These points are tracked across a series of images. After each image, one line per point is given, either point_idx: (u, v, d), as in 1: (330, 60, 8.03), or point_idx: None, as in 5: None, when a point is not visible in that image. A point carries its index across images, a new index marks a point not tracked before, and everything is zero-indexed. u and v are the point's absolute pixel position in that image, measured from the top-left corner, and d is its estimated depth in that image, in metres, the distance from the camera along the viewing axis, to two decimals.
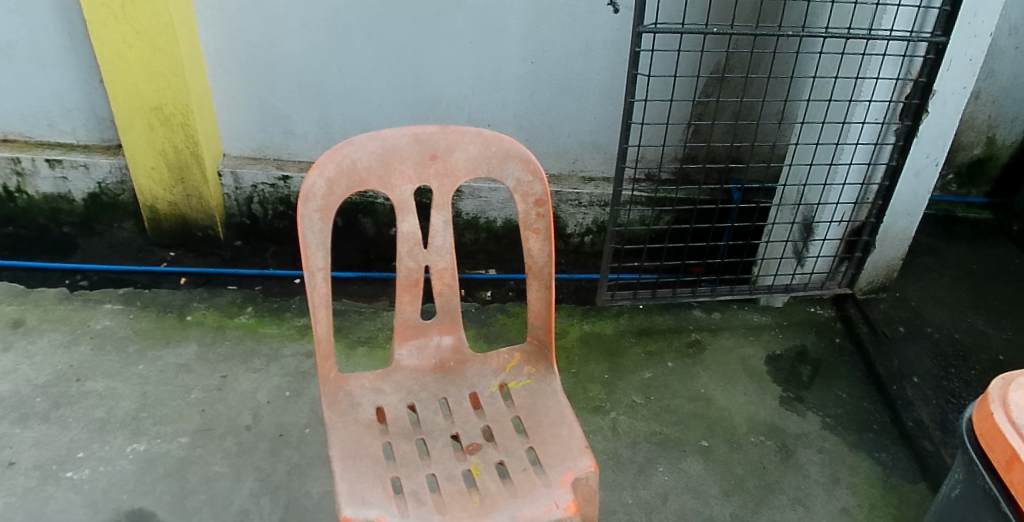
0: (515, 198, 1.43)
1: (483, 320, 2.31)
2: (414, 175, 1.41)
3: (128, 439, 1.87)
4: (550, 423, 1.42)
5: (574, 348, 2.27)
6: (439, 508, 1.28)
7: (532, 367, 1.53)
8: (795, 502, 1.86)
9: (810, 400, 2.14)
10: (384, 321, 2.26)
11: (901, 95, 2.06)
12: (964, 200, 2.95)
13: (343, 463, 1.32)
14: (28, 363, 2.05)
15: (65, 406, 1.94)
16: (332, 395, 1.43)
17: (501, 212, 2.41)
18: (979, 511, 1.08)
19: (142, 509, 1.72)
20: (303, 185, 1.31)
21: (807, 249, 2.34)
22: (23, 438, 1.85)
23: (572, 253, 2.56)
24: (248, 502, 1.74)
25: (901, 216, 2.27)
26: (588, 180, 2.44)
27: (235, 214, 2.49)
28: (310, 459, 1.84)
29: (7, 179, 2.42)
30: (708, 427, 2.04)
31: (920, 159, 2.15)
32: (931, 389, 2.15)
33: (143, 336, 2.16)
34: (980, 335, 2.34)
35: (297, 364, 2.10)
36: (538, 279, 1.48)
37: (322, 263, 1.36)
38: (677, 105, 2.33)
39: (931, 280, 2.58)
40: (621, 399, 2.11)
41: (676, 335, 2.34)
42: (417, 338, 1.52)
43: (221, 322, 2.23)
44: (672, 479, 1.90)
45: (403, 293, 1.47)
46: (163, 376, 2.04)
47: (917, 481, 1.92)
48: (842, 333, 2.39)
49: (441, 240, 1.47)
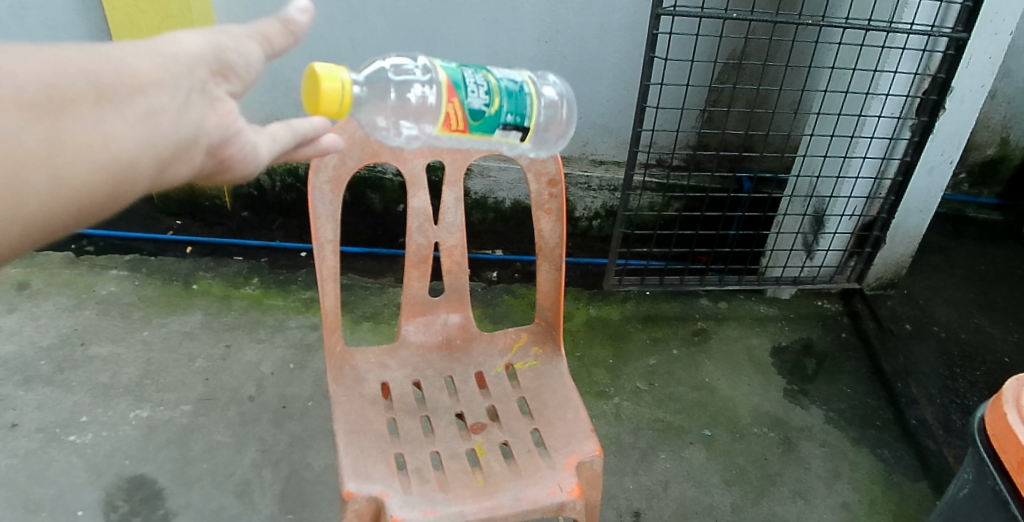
0: (528, 177, 1.41)
1: (489, 300, 2.30)
2: (426, 150, 1.39)
3: (131, 405, 1.86)
4: (555, 406, 1.41)
5: (580, 332, 2.26)
6: (442, 486, 1.26)
7: (538, 348, 1.52)
8: (796, 495, 1.85)
9: (815, 393, 2.13)
10: (390, 297, 2.25)
11: (918, 90, 2.02)
12: (975, 200, 2.92)
13: (346, 437, 1.30)
14: (33, 325, 2.04)
15: (69, 370, 1.93)
16: (337, 369, 1.42)
17: (511, 193, 2.38)
18: (987, 512, 1.06)
19: (143, 476, 1.71)
20: (315, 155, 1.29)
21: (817, 241, 2.32)
22: (27, 401, 1.84)
23: (579, 236, 2.55)
24: (249, 473, 1.74)
25: (913, 213, 2.26)
26: (599, 163, 2.41)
27: (243, 184, 2.47)
28: (312, 432, 1.84)
29: None
30: (712, 416, 2.03)
31: (934, 156, 2.14)
32: (935, 388, 2.14)
33: (148, 303, 2.16)
34: (986, 336, 2.33)
35: (301, 336, 2.10)
36: (548, 260, 1.47)
37: (332, 235, 1.34)
38: (692, 91, 2.30)
39: (939, 279, 2.56)
40: (625, 384, 2.10)
41: (683, 323, 2.33)
42: (424, 315, 1.51)
43: (226, 292, 2.23)
44: (673, 466, 1.89)
45: (411, 269, 1.46)
46: (167, 343, 2.03)
47: (919, 479, 1.91)
48: (848, 328, 2.37)
49: (451, 217, 1.46)
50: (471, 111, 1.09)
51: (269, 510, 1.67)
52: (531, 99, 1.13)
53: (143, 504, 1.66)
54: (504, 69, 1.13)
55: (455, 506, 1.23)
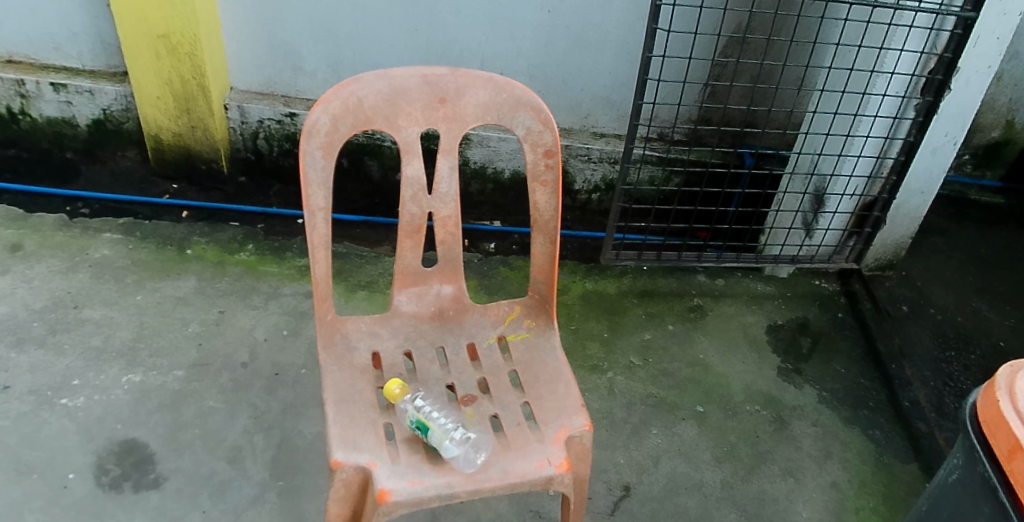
0: (524, 147, 1.39)
1: (485, 271, 2.29)
2: (421, 118, 1.37)
3: (124, 370, 1.86)
4: (546, 380, 1.40)
5: (575, 306, 2.25)
6: (431, 457, 1.26)
7: (531, 321, 1.52)
8: (786, 473, 1.86)
9: (809, 373, 2.12)
10: (386, 266, 2.24)
11: (924, 69, 1.99)
12: (977, 182, 2.90)
13: (336, 406, 1.30)
14: (26, 287, 2.03)
15: (62, 333, 1.92)
16: (328, 337, 1.41)
17: (509, 163, 2.36)
18: (975, 498, 1.07)
19: (135, 440, 1.72)
20: (307, 121, 1.27)
21: (817, 220, 2.30)
22: (19, 363, 1.84)
23: (578, 209, 2.53)
24: (241, 439, 1.75)
25: (913, 194, 2.23)
26: (599, 135, 2.40)
27: (240, 149, 2.44)
28: (305, 400, 1.85)
29: (11, 100, 2.37)
30: (705, 393, 2.03)
31: (938, 137, 2.10)
32: (929, 371, 2.14)
33: (142, 267, 2.15)
34: (982, 320, 2.32)
35: (295, 304, 2.09)
36: (542, 233, 1.45)
37: (323, 203, 1.33)
38: (695, 65, 2.27)
39: (939, 262, 2.54)
40: (619, 359, 2.10)
41: (679, 299, 2.32)
42: (417, 285, 1.50)
43: (221, 258, 2.22)
44: (665, 442, 1.90)
45: (404, 239, 1.44)
46: (160, 308, 2.03)
47: (909, 461, 1.92)
48: (844, 308, 2.36)
49: (445, 186, 1.44)
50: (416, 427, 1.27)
51: (260, 476, 1.68)
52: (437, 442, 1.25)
53: (134, 468, 1.67)
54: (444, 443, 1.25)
55: (443, 477, 1.23)
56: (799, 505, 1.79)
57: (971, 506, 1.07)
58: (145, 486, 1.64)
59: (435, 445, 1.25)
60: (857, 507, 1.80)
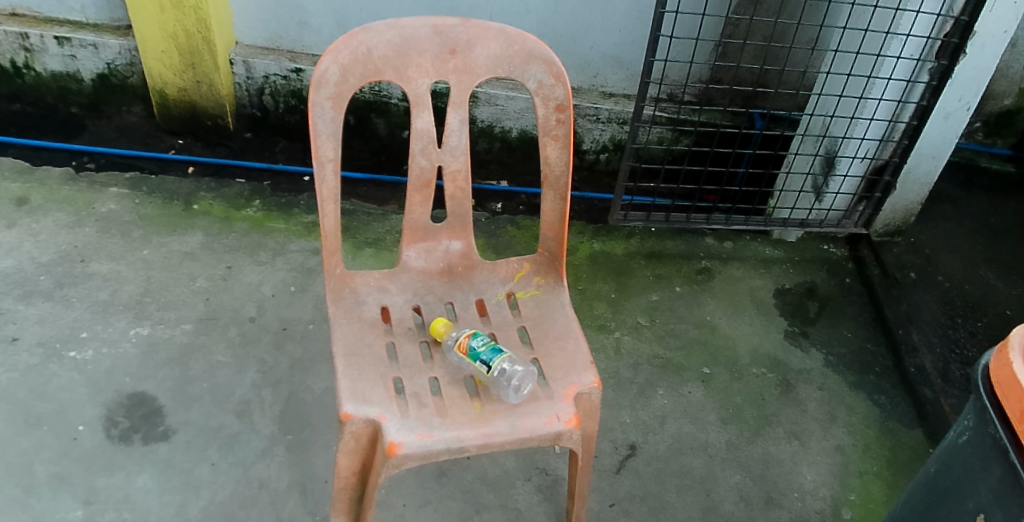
0: (536, 101, 1.37)
1: (493, 230, 2.28)
2: (432, 69, 1.34)
3: (132, 323, 1.86)
4: (555, 337, 1.40)
5: (582, 266, 2.24)
6: (440, 411, 1.26)
7: (541, 278, 1.51)
8: (791, 436, 1.86)
9: (815, 336, 2.12)
10: (393, 224, 2.23)
11: (940, 32, 1.95)
12: (989, 150, 2.86)
13: (345, 360, 1.30)
14: (32, 241, 2.02)
15: (69, 286, 1.92)
16: (337, 291, 1.41)
17: (518, 122, 2.33)
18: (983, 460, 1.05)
19: (144, 393, 1.72)
20: (316, 71, 1.25)
21: (827, 184, 2.27)
22: (26, 315, 1.84)
23: (586, 170, 2.50)
24: (249, 394, 1.75)
25: (925, 158, 2.21)
26: (608, 95, 2.37)
27: (246, 105, 2.41)
28: (313, 355, 1.85)
29: (14, 54, 2.33)
30: (712, 355, 2.04)
31: (951, 102, 2.07)
32: (936, 338, 2.14)
33: (149, 221, 2.14)
34: (990, 288, 2.31)
35: (302, 260, 2.09)
36: (553, 189, 1.43)
37: (332, 155, 1.31)
38: (708, 23, 2.23)
39: (948, 229, 2.52)
40: (627, 319, 2.10)
41: (687, 262, 2.31)
42: (426, 241, 1.49)
43: (227, 213, 2.21)
44: (671, 402, 1.90)
45: (414, 193, 1.43)
46: (167, 262, 2.03)
47: (914, 426, 1.92)
48: (853, 273, 2.35)
49: (455, 140, 1.42)
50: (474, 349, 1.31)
51: (268, 431, 1.69)
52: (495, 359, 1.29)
53: (143, 420, 1.68)
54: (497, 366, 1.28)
55: (452, 430, 1.23)
56: (803, 468, 1.80)
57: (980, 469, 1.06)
58: (154, 438, 1.65)
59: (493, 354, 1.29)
60: (861, 470, 1.81)
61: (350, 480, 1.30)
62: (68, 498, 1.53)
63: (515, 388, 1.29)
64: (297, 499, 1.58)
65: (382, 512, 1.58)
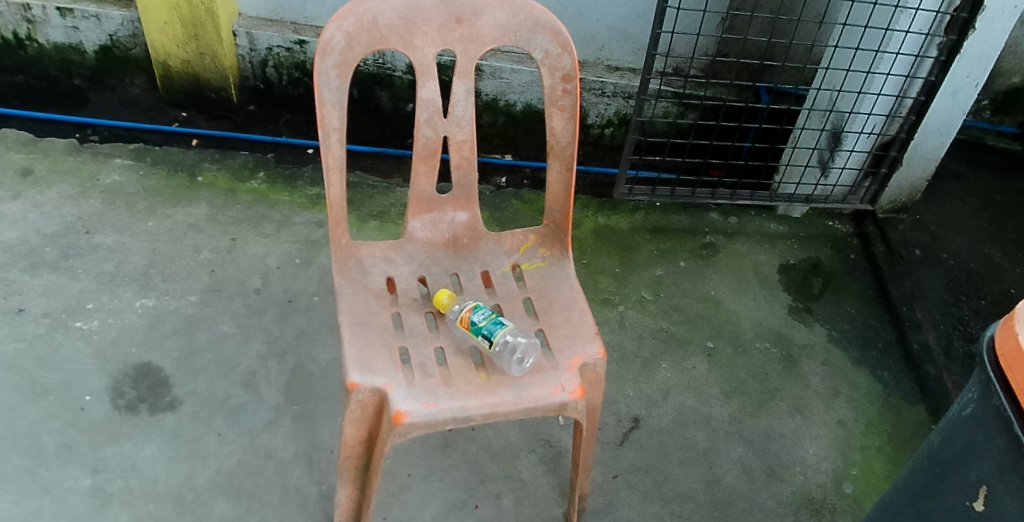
0: (542, 71, 1.36)
1: (497, 204, 2.27)
2: (437, 38, 1.33)
3: (137, 294, 1.87)
4: (560, 308, 1.41)
5: (587, 240, 2.24)
6: (446, 381, 1.26)
7: (546, 250, 1.51)
8: (794, 410, 1.87)
9: (819, 312, 2.12)
10: (398, 197, 2.22)
11: (950, 7, 1.92)
12: (996, 128, 2.84)
13: (352, 329, 1.31)
14: (37, 212, 2.02)
15: (74, 258, 1.93)
16: (343, 261, 1.41)
17: (523, 96, 2.32)
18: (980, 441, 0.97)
19: (150, 363, 1.73)
20: (322, 38, 1.24)
21: (833, 159, 2.25)
22: (32, 286, 1.85)
23: (591, 144, 2.49)
24: (255, 365, 1.76)
25: (932, 134, 2.19)
26: (614, 69, 2.35)
27: (249, 77, 2.40)
28: (318, 327, 1.86)
29: (17, 26, 2.32)
30: (716, 329, 2.04)
31: (960, 78, 2.05)
32: (940, 314, 2.13)
33: (153, 193, 2.14)
34: (995, 266, 2.30)
35: (307, 233, 2.09)
36: (559, 160, 1.43)
37: (338, 123, 1.30)
38: None
39: (953, 207, 2.51)
40: (631, 293, 2.10)
41: (692, 236, 2.31)
42: (432, 212, 1.49)
43: (231, 185, 2.21)
44: (675, 376, 1.91)
45: (419, 163, 1.43)
46: (172, 234, 2.03)
47: (916, 403, 1.92)
48: (857, 250, 2.34)
49: (461, 110, 1.41)
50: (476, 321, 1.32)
51: (274, 401, 1.70)
52: (497, 329, 1.29)
53: (150, 391, 1.69)
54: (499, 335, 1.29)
55: (458, 400, 1.23)
56: (806, 442, 1.80)
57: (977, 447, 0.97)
58: (161, 408, 1.66)
59: (497, 324, 1.30)
60: (864, 445, 1.81)
61: (355, 449, 1.31)
62: (76, 466, 1.54)
63: (517, 360, 1.29)
64: (303, 469, 1.59)
65: (386, 482, 1.59)
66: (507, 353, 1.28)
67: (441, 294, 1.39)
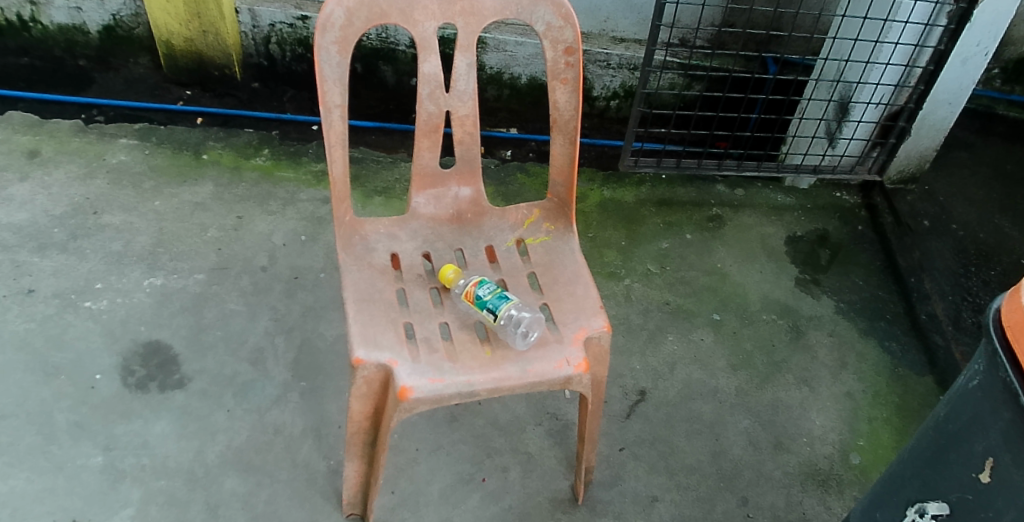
0: (544, 44, 1.34)
1: (502, 178, 2.27)
2: (438, 12, 1.32)
3: (145, 274, 1.88)
4: (565, 282, 1.41)
5: (592, 213, 2.23)
6: (451, 356, 1.27)
7: (550, 224, 1.51)
8: (800, 382, 1.87)
9: (827, 284, 2.11)
10: (402, 172, 2.22)
11: None
12: (1006, 98, 2.78)
13: (356, 305, 1.31)
14: (45, 194, 2.03)
15: (83, 238, 1.94)
16: (346, 237, 1.41)
17: (527, 68, 2.30)
18: (982, 415, 0.96)
19: (158, 341, 1.75)
20: (322, 13, 1.22)
21: (840, 130, 2.23)
22: (42, 268, 1.86)
23: (597, 117, 2.47)
24: (262, 341, 1.78)
25: (940, 105, 2.16)
26: (619, 40, 2.32)
27: (252, 54, 2.39)
28: (324, 303, 1.87)
29: (21, 7, 2.30)
30: (722, 302, 2.03)
31: (969, 47, 2.01)
32: (949, 285, 2.12)
33: (159, 172, 2.15)
34: (1004, 237, 2.29)
35: (312, 209, 2.10)
36: (562, 133, 1.42)
37: (340, 100, 1.30)
38: None
39: (962, 177, 2.48)
40: (636, 266, 2.09)
41: (698, 209, 2.30)
42: (435, 188, 1.49)
43: (237, 163, 2.21)
44: (681, 348, 1.91)
45: (422, 138, 1.42)
46: (178, 213, 2.04)
47: (924, 374, 1.91)
48: (865, 221, 2.32)
49: (463, 84, 1.40)
50: (479, 298, 1.31)
51: (282, 377, 1.71)
52: (502, 303, 1.29)
53: (159, 369, 1.70)
54: (505, 309, 1.28)
55: (462, 375, 1.24)
56: (813, 413, 1.81)
57: (981, 420, 0.96)
58: (171, 385, 1.68)
59: (501, 298, 1.30)
60: (871, 417, 1.81)
61: (362, 424, 1.32)
62: (88, 444, 1.56)
63: (523, 334, 1.29)
64: (312, 444, 1.61)
65: (394, 456, 1.61)
66: (513, 327, 1.29)
67: (444, 268, 1.39)
